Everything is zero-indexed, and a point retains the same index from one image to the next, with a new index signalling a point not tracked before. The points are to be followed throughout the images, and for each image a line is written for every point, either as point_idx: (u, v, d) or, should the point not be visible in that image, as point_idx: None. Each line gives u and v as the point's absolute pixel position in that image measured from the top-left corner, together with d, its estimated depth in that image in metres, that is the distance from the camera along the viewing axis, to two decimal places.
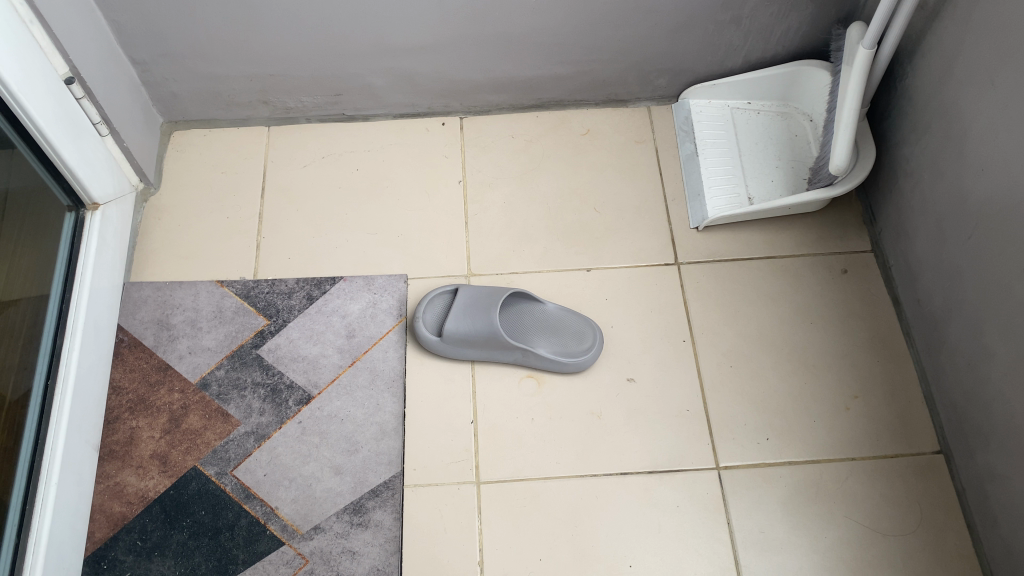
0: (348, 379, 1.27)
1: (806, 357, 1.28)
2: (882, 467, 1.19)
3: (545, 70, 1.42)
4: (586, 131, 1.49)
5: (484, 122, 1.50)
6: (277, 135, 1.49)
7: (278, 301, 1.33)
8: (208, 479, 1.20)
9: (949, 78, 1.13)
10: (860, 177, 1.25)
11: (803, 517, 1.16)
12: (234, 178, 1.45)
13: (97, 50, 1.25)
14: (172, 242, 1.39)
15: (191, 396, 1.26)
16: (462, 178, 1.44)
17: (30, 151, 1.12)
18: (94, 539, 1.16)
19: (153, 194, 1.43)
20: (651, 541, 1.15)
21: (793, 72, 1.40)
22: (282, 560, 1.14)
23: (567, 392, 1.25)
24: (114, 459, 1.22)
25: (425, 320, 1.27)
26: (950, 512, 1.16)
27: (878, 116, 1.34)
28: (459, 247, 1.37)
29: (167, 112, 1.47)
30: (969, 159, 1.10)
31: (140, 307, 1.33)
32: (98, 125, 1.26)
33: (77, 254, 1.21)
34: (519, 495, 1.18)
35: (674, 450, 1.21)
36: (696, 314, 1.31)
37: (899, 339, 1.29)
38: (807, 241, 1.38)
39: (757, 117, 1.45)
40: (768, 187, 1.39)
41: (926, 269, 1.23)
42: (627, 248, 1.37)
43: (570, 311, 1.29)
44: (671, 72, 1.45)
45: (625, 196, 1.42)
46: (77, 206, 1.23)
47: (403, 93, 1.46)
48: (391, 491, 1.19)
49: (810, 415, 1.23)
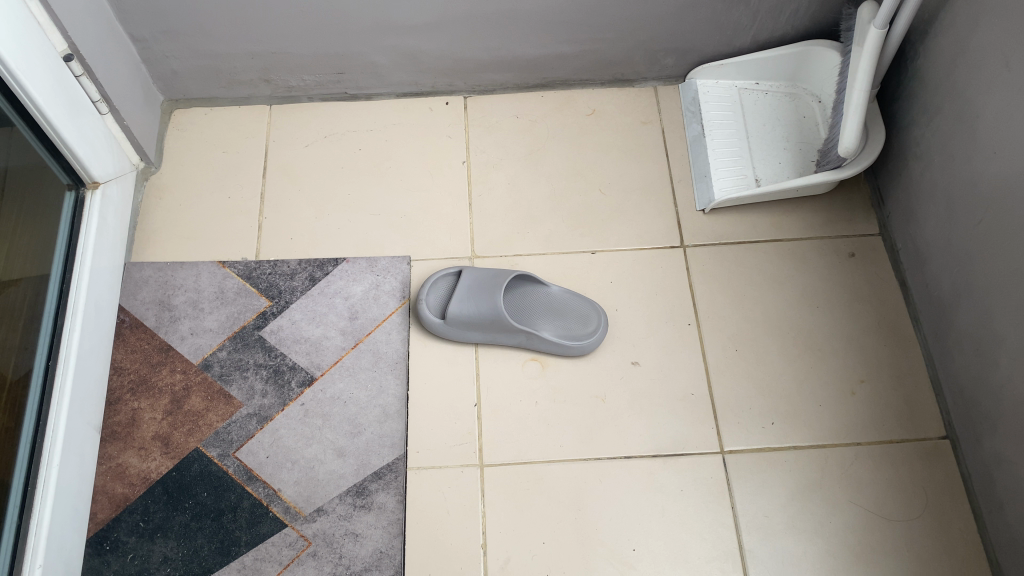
0: (351, 361, 1.26)
1: (812, 340, 1.27)
2: (888, 452, 1.18)
3: (551, 49, 1.41)
4: (592, 112, 1.47)
5: (488, 102, 1.48)
6: (278, 114, 1.48)
7: (280, 283, 1.32)
8: (211, 461, 1.19)
9: (962, 57, 1.11)
10: (869, 159, 1.23)
11: (809, 502, 1.15)
12: (235, 158, 1.44)
13: (96, 28, 1.23)
14: (173, 223, 1.38)
15: (193, 377, 1.25)
16: (466, 158, 1.43)
17: (30, 130, 1.11)
18: (96, 520, 1.16)
19: (154, 173, 1.42)
20: (654, 525, 1.14)
21: (803, 52, 1.38)
22: (285, 543, 1.14)
23: (571, 375, 1.24)
24: (115, 440, 1.21)
25: (429, 301, 1.26)
26: (956, 498, 1.15)
27: (888, 96, 1.32)
28: (462, 229, 1.36)
29: (168, 90, 1.46)
30: (981, 142, 1.08)
31: (142, 287, 1.32)
32: (98, 103, 1.25)
33: (77, 234, 1.19)
34: (523, 478, 1.17)
35: (679, 433, 1.20)
36: (701, 297, 1.30)
37: (907, 323, 1.28)
38: (815, 224, 1.36)
39: (765, 98, 1.43)
40: (776, 168, 1.37)
41: (935, 254, 1.22)
42: (632, 230, 1.36)
43: (574, 294, 1.28)
44: (678, 52, 1.43)
45: (630, 176, 1.41)
46: (77, 185, 1.22)
47: (406, 72, 1.44)
48: (394, 473, 1.18)
49: (816, 399, 1.22)
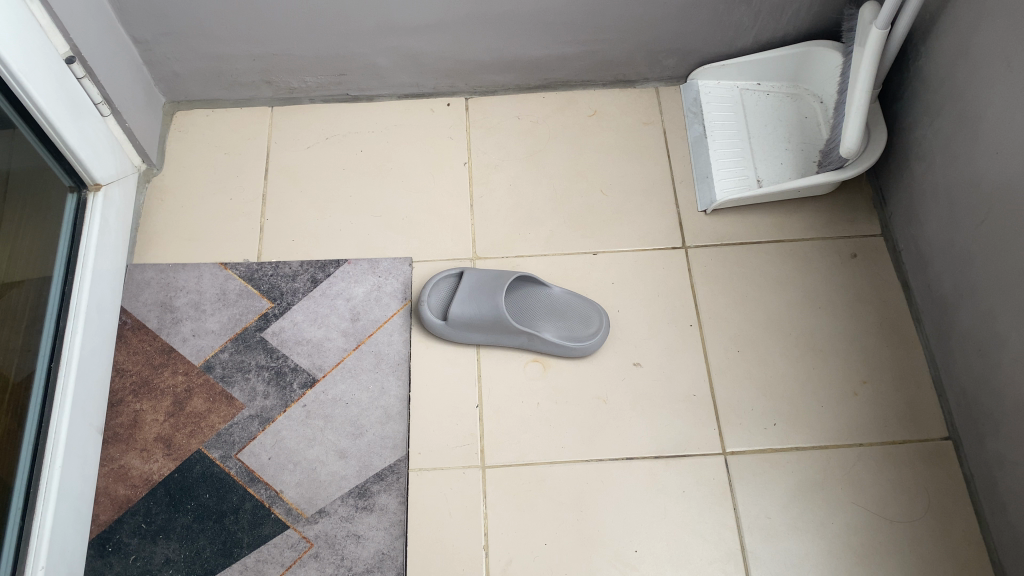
0: (353, 363, 1.26)
1: (815, 341, 1.26)
2: (891, 452, 1.18)
3: (552, 50, 1.41)
4: (594, 112, 1.47)
5: (490, 103, 1.48)
6: (280, 115, 1.48)
7: (282, 284, 1.32)
8: (213, 462, 1.19)
9: (964, 58, 1.11)
10: (871, 160, 1.23)
11: (810, 503, 1.15)
12: (237, 160, 1.44)
13: (97, 30, 1.23)
14: (174, 224, 1.38)
15: (195, 378, 1.25)
16: (467, 160, 1.43)
17: (31, 132, 1.11)
18: (99, 521, 1.16)
19: (156, 174, 1.42)
20: (656, 526, 1.14)
21: (804, 52, 1.37)
22: (287, 544, 1.14)
23: (572, 376, 1.24)
24: (118, 442, 1.21)
25: (430, 303, 1.26)
26: (959, 498, 1.15)
27: (890, 96, 1.32)
28: (464, 230, 1.36)
29: (170, 91, 1.46)
30: (983, 142, 1.08)
31: (144, 289, 1.32)
32: (100, 105, 1.25)
33: (79, 235, 1.20)
34: (524, 480, 1.17)
35: (680, 435, 1.20)
36: (703, 298, 1.30)
37: (909, 324, 1.28)
38: (817, 224, 1.36)
39: (766, 99, 1.43)
40: (778, 168, 1.37)
41: (937, 255, 1.21)
42: (634, 231, 1.36)
43: (576, 295, 1.28)
44: (680, 52, 1.43)
45: (632, 177, 1.41)
46: (79, 187, 1.22)
47: (408, 73, 1.44)
48: (396, 474, 1.18)
49: (819, 400, 1.22)
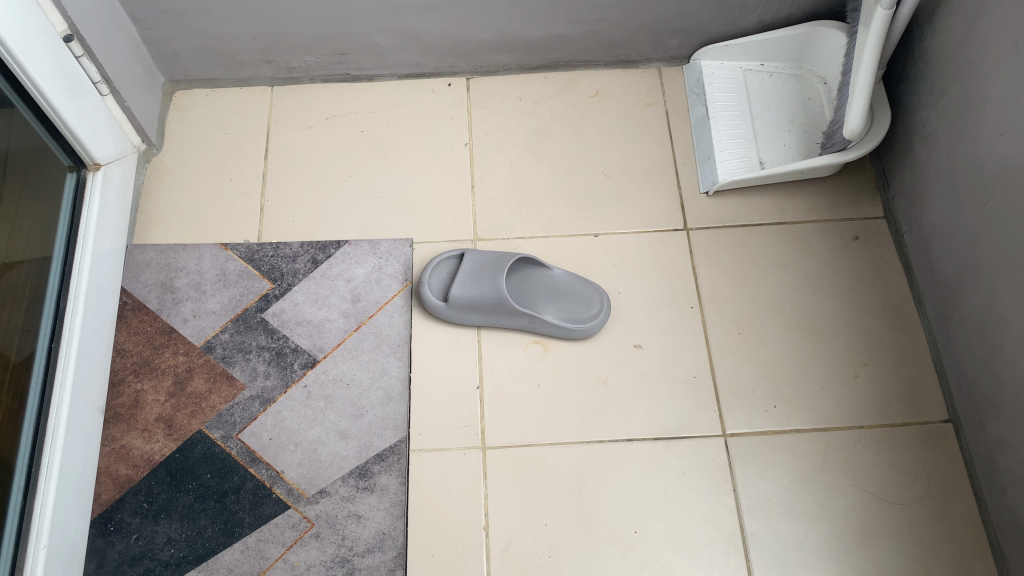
0: (354, 344, 1.26)
1: (816, 323, 1.26)
2: (891, 435, 1.18)
3: (554, 29, 1.40)
4: (595, 93, 1.46)
5: (491, 83, 1.47)
6: (279, 95, 1.47)
7: (283, 265, 1.32)
8: (214, 443, 1.20)
9: (970, 38, 1.10)
10: (875, 142, 1.22)
11: (810, 486, 1.15)
12: (237, 140, 1.43)
13: (95, 9, 1.22)
14: (174, 205, 1.37)
15: (196, 358, 1.25)
16: (468, 140, 1.42)
17: (30, 111, 1.10)
18: (101, 500, 1.16)
19: (156, 154, 1.42)
20: (656, 508, 1.15)
21: (808, 33, 1.36)
22: (288, 524, 1.15)
23: (573, 358, 1.24)
24: (119, 422, 1.21)
25: (431, 284, 1.26)
26: (959, 481, 1.15)
27: (895, 75, 1.31)
28: (464, 211, 1.36)
29: (169, 71, 1.45)
30: (987, 124, 1.08)
31: (144, 269, 1.32)
32: (98, 84, 1.24)
33: (79, 216, 1.19)
34: (524, 461, 1.17)
35: (681, 416, 1.20)
36: (705, 280, 1.30)
37: (910, 306, 1.27)
38: (820, 206, 1.35)
39: (770, 79, 1.42)
40: (781, 149, 1.36)
41: (939, 237, 1.21)
42: (635, 213, 1.35)
43: (577, 277, 1.27)
44: (682, 32, 1.42)
45: (633, 159, 1.40)
46: (79, 166, 1.22)
47: (409, 53, 1.43)
48: (397, 455, 1.18)
49: (819, 382, 1.22)
